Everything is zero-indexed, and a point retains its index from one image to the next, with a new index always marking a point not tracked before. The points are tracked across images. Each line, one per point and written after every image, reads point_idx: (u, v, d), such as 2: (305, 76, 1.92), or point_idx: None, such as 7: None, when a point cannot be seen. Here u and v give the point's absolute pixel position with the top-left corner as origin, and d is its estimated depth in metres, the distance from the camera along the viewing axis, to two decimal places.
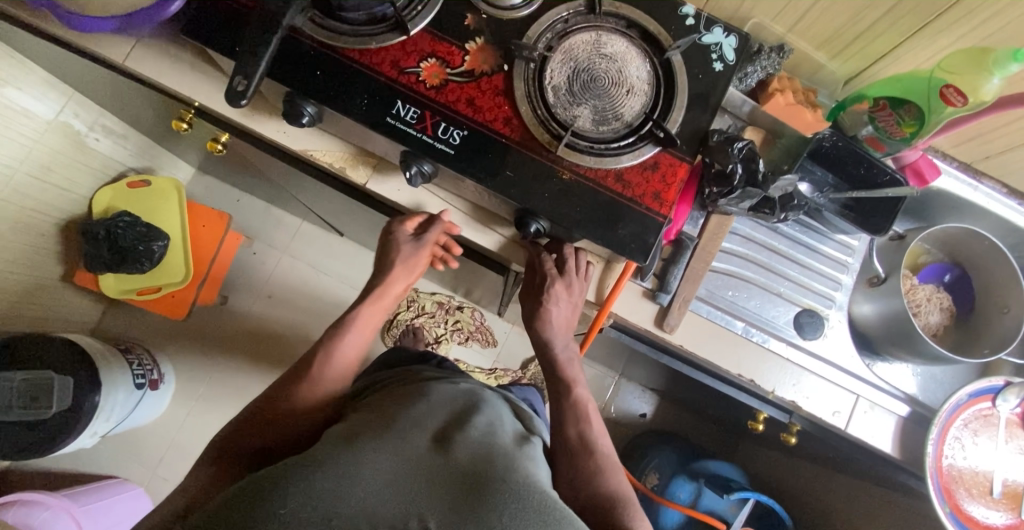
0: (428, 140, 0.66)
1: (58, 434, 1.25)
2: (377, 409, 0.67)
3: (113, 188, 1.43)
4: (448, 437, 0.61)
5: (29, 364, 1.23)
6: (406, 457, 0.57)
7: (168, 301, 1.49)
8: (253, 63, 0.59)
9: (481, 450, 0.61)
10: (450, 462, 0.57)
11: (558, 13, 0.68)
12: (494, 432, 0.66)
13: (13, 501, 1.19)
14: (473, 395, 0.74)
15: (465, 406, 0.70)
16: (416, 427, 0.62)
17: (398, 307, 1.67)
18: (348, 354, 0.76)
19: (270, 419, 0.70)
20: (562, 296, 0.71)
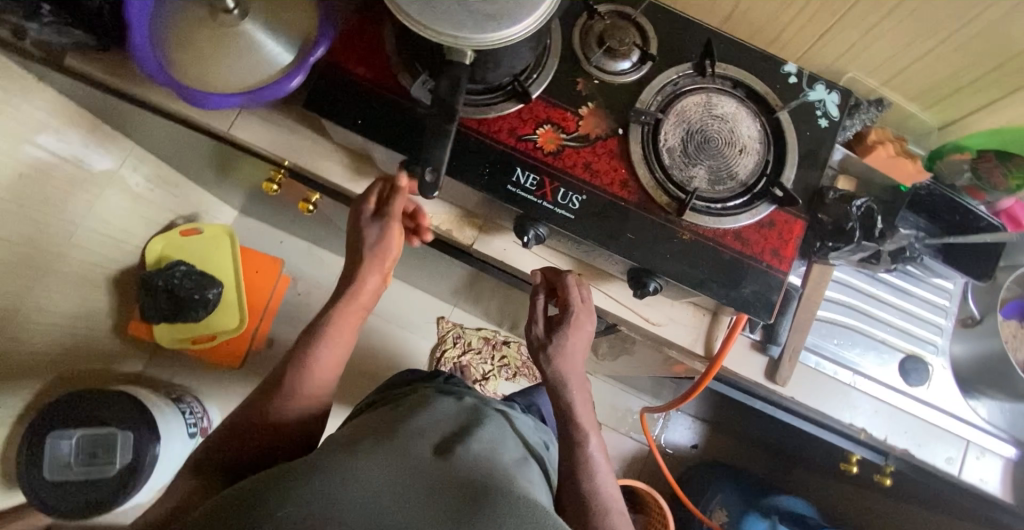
0: (548, 206, 0.67)
1: (121, 490, 1.20)
2: (377, 424, 0.66)
3: (165, 236, 1.41)
4: (445, 450, 0.61)
5: (89, 421, 1.21)
6: (407, 465, 0.56)
7: (222, 349, 1.47)
8: (437, 152, 0.52)
9: (473, 459, 0.60)
10: (444, 470, 0.56)
11: (667, 76, 0.70)
12: (491, 447, 0.65)
13: None
14: (472, 411, 0.74)
15: (462, 423, 0.69)
16: (415, 439, 0.62)
17: (444, 344, 1.65)
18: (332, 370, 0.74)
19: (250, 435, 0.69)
20: (572, 323, 0.73)
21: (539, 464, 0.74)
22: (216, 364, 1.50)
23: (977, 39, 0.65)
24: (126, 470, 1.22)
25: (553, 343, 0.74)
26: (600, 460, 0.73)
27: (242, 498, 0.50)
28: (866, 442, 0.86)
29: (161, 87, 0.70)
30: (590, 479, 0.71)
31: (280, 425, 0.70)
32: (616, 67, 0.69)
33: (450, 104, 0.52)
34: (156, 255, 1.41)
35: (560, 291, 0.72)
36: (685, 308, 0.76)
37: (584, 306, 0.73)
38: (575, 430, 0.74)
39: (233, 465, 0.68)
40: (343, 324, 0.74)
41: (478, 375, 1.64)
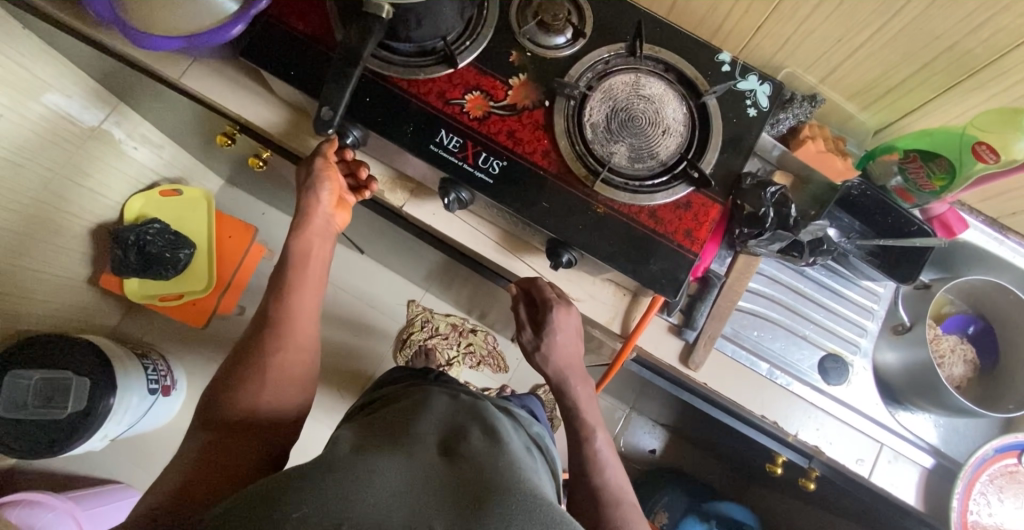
0: (468, 169, 0.68)
1: (71, 435, 1.23)
2: (378, 423, 0.62)
3: (145, 195, 1.46)
4: (451, 449, 0.56)
5: (49, 365, 1.23)
6: (419, 466, 0.52)
7: (191, 310, 1.51)
8: (338, 92, 0.61)
9: (480, 455, 0.56)
10: (453, 470, 0.52)
11: (599, 55, 0.71)
12: (495, 437, 0.62)
13: (18, 500, 1.19)
14: (468, 402, 0.70)
15: (464, 418, 0.65)
16: (425, 441, 0.57)
17: (412, 327, 1.66)
18: (302, 338, 0.71)
19: (228, 426, 0.65)
20: (562, 321, 0.73)
21: (542, 457, 0.72)
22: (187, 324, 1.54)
23: (900, 38, 0.66)
24: (79, 415, 1.25)
25: (545, 343, 0.74)
26: (608, 455, 0.74)
27: (257, 506, 0.46)
28: (789, 444, 0.81)
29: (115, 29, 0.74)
30: (601, 474, 0.71)
31: (266, 404, 0.67)
32: (551, 41, 0.71)
33: (355, 52, 0.61)
34: (136, 213, 1.45)
35: (537, 295, 0.74)
36: (606, 287, 0.77)
37: (560, 302, 0.73)
38: (583, 426, 0.74)
39: (222, 462, 0.62)
40: (304, 282, 0.72)
41: (443, 359, 1.61)
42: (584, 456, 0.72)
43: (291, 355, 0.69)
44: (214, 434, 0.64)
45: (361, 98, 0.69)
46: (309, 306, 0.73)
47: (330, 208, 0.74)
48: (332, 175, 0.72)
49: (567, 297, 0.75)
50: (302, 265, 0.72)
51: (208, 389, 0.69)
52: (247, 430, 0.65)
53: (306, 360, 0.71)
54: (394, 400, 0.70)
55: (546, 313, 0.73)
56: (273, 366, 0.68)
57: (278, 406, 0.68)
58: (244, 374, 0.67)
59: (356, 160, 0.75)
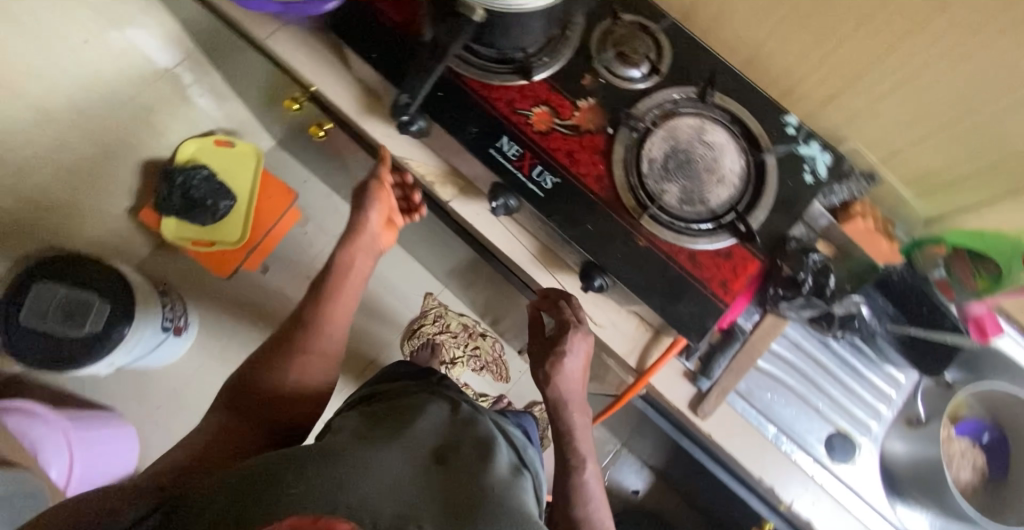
0: (522, 178, 0.70)
1: (81, 355, 1.26)
2: (380, 415, 0.63)
3: (200, 141, 1.48)
4: (444, 458, 0.56)
5: (74, 282, 1.29)
6: (413, 465, 0.53)
7: (219, 257, 1.53)
8: (420, 81, 0.67)
9: (471, 470, 0.56)
10: (443, 482, 0.52)
11: (669, 94, 0.73)
12: (490, 451, 0.61)
13: (24, 409, 1.27)
14: (472, 409, 0.69)
15: (463, 427, 0.64)
16: (424, 441, 0.58)
17: (423, 319, 1.68)
18: (326, 337, 0.72)
19: (240, 407, 0.69)
20: (576, 344, 0.73)
21: (531, 480, 0.72)
22: (213, 272, 1.57)
23: (972, 132, 0.66)
24: (93, 338, 1.27)
25: (554, 365, 0.74)
26: (595, 487, 0.73)
27: (255, 484, 0.48)
28: (780, 511, 0.82)
29: None
30: (583, 495, 0.72)
31: (281, 396, 0.69)
32: (626, 72, 0.72)
33: (442, 49, 0.64)
34: (187, 156, 1.46)
35: (557, 315, 0.75)
36: (630, 319, 0.77)
37: (578, 327, 0.73)
38: (571, 447, 0.74)
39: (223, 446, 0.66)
40: (342, 286, 0.74)
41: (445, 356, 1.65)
42: (572, 480, 0.73)
43: (313, 359, 0.71)
44: (228, 413, 0.69)
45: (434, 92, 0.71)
46: (341, 309, 0.74)
47: (378, 225, 0.76)
48: (383, 195, 0.76)
49: (585, 322, 0.76)
50: (343, 275, 0.74)
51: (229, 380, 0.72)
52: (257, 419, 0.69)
53: (326, 362, 0.72)
54: (400, 396, 0.70)
55: (563, 335, 0.74)
56: (294, 367, 0.70)
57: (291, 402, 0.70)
58: (269, 363, 0.70)
59: (412, 183, 0.80)
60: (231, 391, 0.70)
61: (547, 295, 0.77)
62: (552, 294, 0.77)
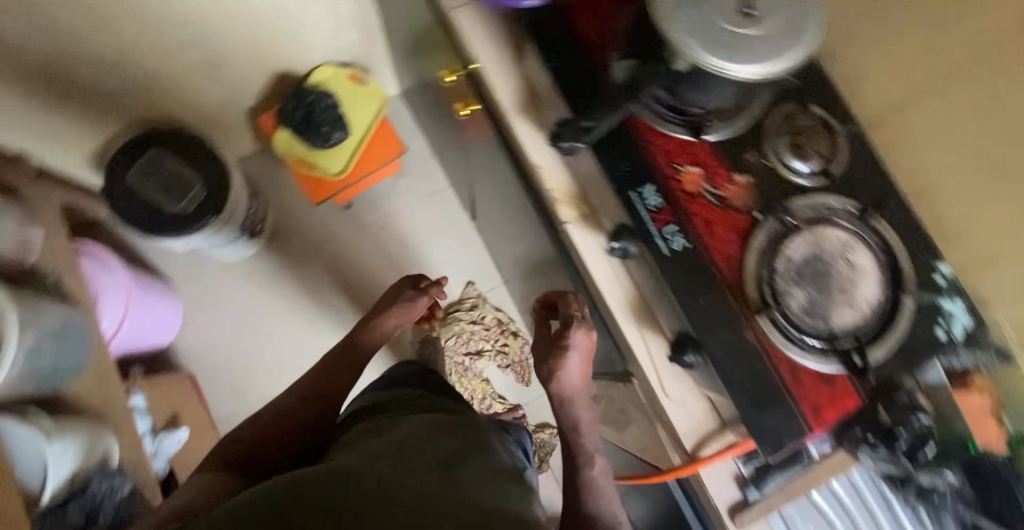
0: (653, 232, 0.69)
1: (169, 229, 1.33)
2: (376, 444, 0.72)
3: (335, 71, 1.50)
4: (453, 465, 0.71)
5: (183, 159, 1.35)
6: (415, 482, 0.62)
7: (315, 183, 1.58)
8: (605, 112, 0.68)
9: (479, 476, 0.70)
10: (459, 483, 0.66)
11: (829, 199, 0.70)
12: (491, 461, 0.76)
13: (99, 256, 1.36)
14: (468, 423, 0.84)
15: (464, 436, 0.79)
16: (421, 467, 0.68)
17: (459, 306, 1.68)
18: (303, 407, 0.86)
19: (232, 461, 0.78)
20: (579, 341, 0.82)
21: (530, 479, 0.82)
22: (306, 195, 1.63)
23: None
24: (184, 216, 1.34)
25: (554, 359, 0.84)
26: (605, 484, 0.82)
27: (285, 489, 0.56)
28: None
29: None
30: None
31: (263, 454, 0.80)
32: (794, 163, 0.70)
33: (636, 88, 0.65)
34: (320, 80, 1.49)
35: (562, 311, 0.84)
36: (701, 402, 0.75)
37: (581, 322, 0.82)
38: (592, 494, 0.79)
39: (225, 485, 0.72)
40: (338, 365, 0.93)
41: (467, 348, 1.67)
42: None
43: (292, 426, 0.84)
44: (222, 471, 0.76)
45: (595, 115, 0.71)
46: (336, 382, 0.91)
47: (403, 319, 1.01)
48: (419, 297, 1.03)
49: (588, 320, 0.84)
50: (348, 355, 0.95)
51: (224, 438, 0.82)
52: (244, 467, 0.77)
53: (309, 419, 0.86)
54: (394, 416, 0.84)
55: (567, 331, 0.82)
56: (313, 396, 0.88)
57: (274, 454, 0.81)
58: (248, 435, 0.81)
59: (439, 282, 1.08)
60: (216, 458, 0.78)
61: (555, 295, 0.87)
62: (569, 294, 0.86)
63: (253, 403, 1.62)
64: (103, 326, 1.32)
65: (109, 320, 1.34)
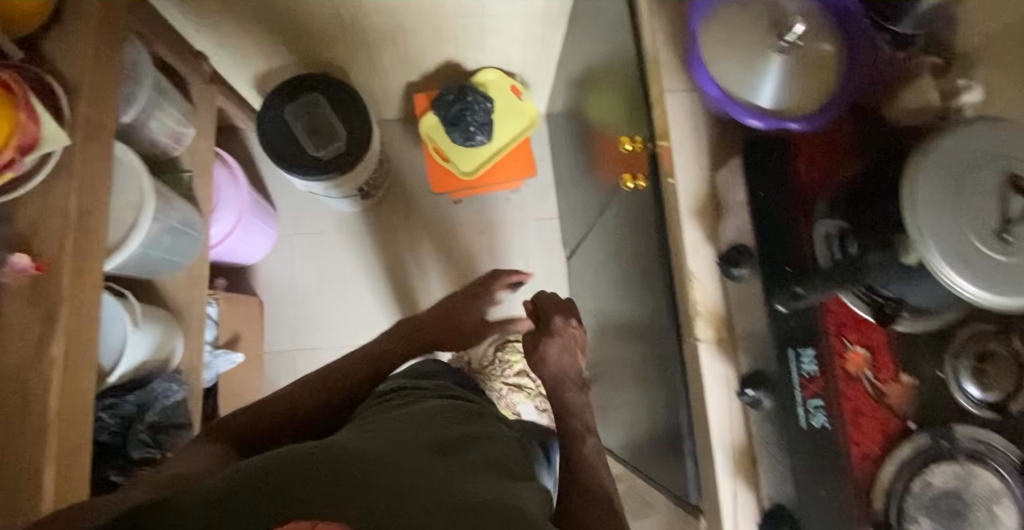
0: (797, 398, 0.69)
1: (299, 169, 1.38)
2: (393, 420, 0.71)
3: (501, 78, 1.55)
4: (460, 450, 0.65)
5: (338, 111, 1.41)
6: (408, 458, 0.60)
7: (440, 173, 1.66)
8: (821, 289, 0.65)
9: (485, 463, 0.64)
10: (461, 469, 0.61)
11: (991, 437, 0.63)
12: (505, 449, 0.69)
13: (230, 169, 1.43)
14: (483, 415, 0.80)
15: (474, 424, 0.74)
16: (423, 442, 0.65)
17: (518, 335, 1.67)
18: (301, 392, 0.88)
19: (229, 433, 0.82)
20: (492, 288, 1.02)
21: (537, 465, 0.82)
22: (427, 179, 1.71)
23: None
24: (317, 162, 1.39)
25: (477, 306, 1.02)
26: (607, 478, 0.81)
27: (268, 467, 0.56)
28: None
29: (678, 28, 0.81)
30: None
31: (257, 428, 0.83)
32: (967, 385, 0.65)
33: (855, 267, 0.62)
34: (484, 83, 1.55)
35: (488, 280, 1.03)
36: None
37: (491, 281, 1.03)
38: None
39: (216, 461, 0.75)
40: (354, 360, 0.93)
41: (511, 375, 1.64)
42: None
43: (288, 405, 0.86)
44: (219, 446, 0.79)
45: (778, 259, 0.72)
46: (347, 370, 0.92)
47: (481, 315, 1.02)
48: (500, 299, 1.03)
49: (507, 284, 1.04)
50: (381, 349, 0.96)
51: (228, 415, 0.85)
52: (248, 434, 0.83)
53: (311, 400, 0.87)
54: (407, 404, 0.81)
55: (492, 287, 1.02)
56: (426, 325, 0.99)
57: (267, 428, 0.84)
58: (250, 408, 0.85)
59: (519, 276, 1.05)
60: (217, 425, 0.83)
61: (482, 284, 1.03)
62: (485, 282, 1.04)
63: (303, 346, 1.66)
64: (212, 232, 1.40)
65: (218, 227, 1.42)
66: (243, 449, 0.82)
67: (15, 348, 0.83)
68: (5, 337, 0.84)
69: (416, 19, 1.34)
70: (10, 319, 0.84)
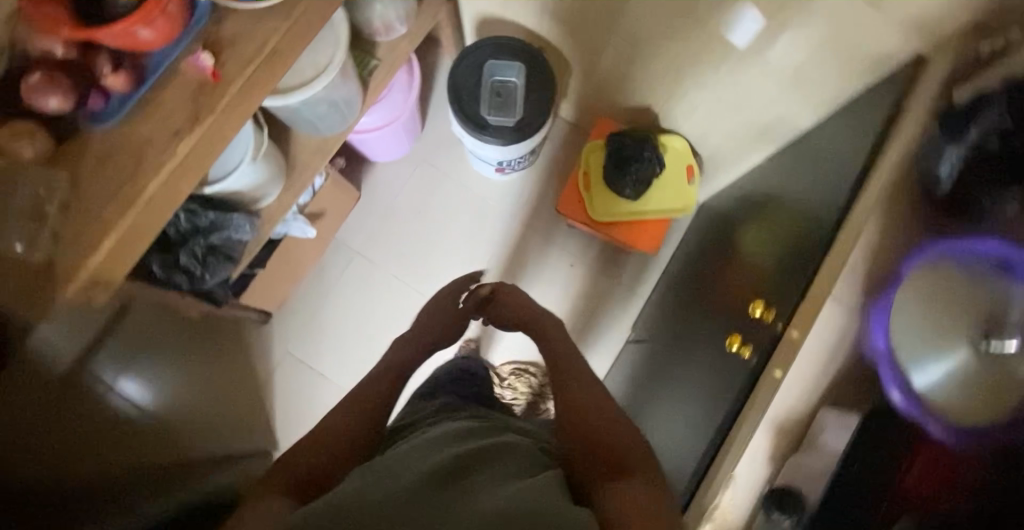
0: None
1: (464, 117, 1.43)
2: (421, 443, 0.80)
3: (685, 153, 1.52)
4: (470, 465, 0.70)
5: (527, 91, 1.43)
6: (421, 473, 0.68)
7: (572, 196, 1.60)
8: None
9: (486, 474, 0.69)
10: (471, 484, 0.66)
11: None
12: (504, 457, 0.74)
13: (412, 77, 1.51)
14: (488, 429, 0.84)
15: (477, 440, 0.79)
16: (441, 455, 0.73)
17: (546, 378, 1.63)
18: (343, 416, 0.90)
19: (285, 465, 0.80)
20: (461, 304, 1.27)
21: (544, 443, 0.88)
22: (558, 198, 1.65)
23: None
24: (480, 121, 1.42)
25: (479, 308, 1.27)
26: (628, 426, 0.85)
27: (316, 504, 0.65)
28: None
29: (881, 273, 0.87)
30: None
31: (320, 446, 0.83)
32: None
33: None
34: (667, 146, 1.52)
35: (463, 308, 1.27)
36: None
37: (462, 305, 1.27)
38: None
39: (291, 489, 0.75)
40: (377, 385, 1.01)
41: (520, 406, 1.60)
42: None
43: (334, 423, 0.88)
44: (277, 484, 0.76)
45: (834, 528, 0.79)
46: (380, 387, 0.99)
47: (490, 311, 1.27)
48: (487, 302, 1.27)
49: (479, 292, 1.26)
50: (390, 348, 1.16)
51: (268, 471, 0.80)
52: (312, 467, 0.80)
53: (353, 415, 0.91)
54: (428, 432, 0.89)
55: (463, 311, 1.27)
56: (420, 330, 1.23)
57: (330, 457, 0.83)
58: (319, 429, 0.87)
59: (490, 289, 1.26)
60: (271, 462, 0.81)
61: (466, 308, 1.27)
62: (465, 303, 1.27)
63: (370, 255, 1.71)
64: (369, 118, 1.46)
65: (371, 118, 1.48)
66: (310, 496, 0.76)
67: (153, 124, 0.89)
68: (152, 111, 0.89)
69: (655, 56, 1.30)
70: (165, 99, 0.89)
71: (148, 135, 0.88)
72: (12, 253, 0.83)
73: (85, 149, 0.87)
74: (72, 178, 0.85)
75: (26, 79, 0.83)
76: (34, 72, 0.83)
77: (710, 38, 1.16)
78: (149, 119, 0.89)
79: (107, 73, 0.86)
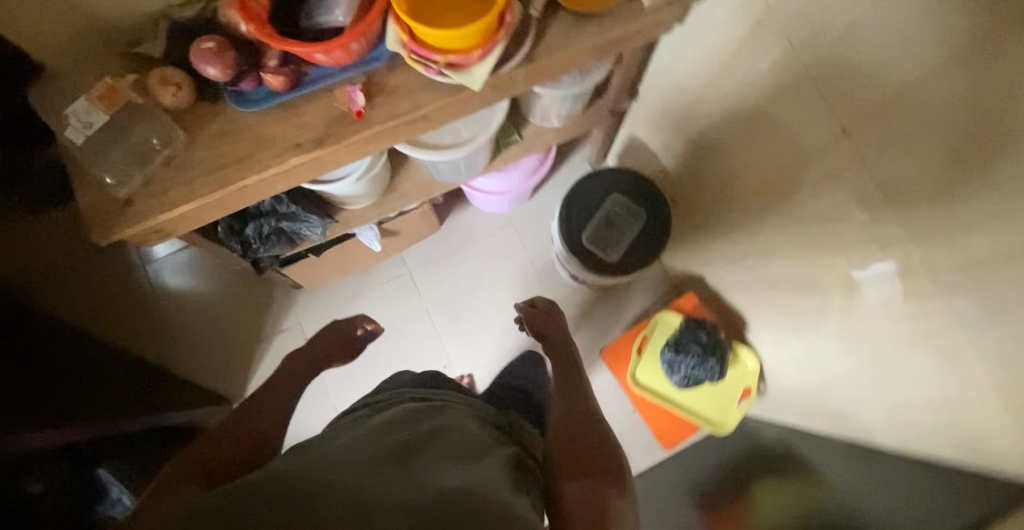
0: None
1: (567, 230, 1.40)
2: (358, 431, 0.81)
3: (749, 377, 1.43)
4: (411, 455, 0.72)
5: (636, 239, 1.38)
6: (362, 460, 0.70)
7: (622, 350, 1.55)
8: None
9: (437, 456, 0.73)
10: (413, 473, 0.68)
11: None
12: (451, 439, 0.78)
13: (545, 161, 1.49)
14: (431, 413, 0.86)
15: (424, 422, 0.82)
16: (382, 444, 0.74)
17: None
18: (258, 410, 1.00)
19: (201, 453, 0.87)
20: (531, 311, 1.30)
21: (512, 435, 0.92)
22: (607, 342, 1.60)
23: None
24: (580, 242, 1.39)
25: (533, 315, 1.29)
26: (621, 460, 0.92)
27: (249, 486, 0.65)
28: None
29: None
30: None
31: (229, 439, 0.91)
32: None
33: None
34: (736, 361, 1.43)
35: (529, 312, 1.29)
36: None
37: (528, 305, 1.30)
38: None
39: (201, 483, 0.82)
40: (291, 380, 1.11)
41: None
42: None
43: (249, 418, 0.97)
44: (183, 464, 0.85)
45: None
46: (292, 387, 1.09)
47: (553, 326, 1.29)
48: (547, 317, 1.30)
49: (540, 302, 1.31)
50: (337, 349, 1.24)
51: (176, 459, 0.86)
52: (213, 457, 0.88)
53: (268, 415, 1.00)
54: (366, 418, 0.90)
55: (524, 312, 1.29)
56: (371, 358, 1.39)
57: (237, 448, 0.91)
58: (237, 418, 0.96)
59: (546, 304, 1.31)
60: (190, 448, 0.89)
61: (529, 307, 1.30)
62: (530, 306, 1.30)
63: (418, 283, 1.70)
64: (488, 181, 1.47)
65: (488, 182, 1.48)
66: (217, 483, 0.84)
67: (283, 128, 0.90)
68: (289, 115, 0.90)
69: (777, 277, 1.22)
70: (307, 112, 0.90)
71: (272, 136, 0.89)
72: (101, 178, 0.86)
73: (216, 118, 0.89)
74: (190, 139, 0.88)
75: (199, 41, 0.85)
76: (210, 40, 0.85)
77: (839, 307, 1.08)
78: (282, 122, 0.90)
79: (270, 68, 0.87)
